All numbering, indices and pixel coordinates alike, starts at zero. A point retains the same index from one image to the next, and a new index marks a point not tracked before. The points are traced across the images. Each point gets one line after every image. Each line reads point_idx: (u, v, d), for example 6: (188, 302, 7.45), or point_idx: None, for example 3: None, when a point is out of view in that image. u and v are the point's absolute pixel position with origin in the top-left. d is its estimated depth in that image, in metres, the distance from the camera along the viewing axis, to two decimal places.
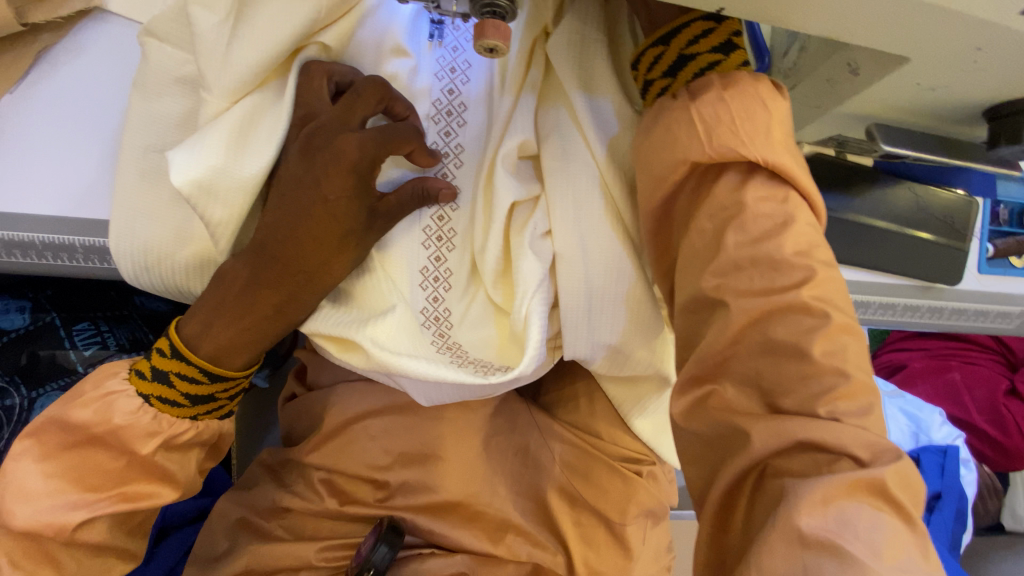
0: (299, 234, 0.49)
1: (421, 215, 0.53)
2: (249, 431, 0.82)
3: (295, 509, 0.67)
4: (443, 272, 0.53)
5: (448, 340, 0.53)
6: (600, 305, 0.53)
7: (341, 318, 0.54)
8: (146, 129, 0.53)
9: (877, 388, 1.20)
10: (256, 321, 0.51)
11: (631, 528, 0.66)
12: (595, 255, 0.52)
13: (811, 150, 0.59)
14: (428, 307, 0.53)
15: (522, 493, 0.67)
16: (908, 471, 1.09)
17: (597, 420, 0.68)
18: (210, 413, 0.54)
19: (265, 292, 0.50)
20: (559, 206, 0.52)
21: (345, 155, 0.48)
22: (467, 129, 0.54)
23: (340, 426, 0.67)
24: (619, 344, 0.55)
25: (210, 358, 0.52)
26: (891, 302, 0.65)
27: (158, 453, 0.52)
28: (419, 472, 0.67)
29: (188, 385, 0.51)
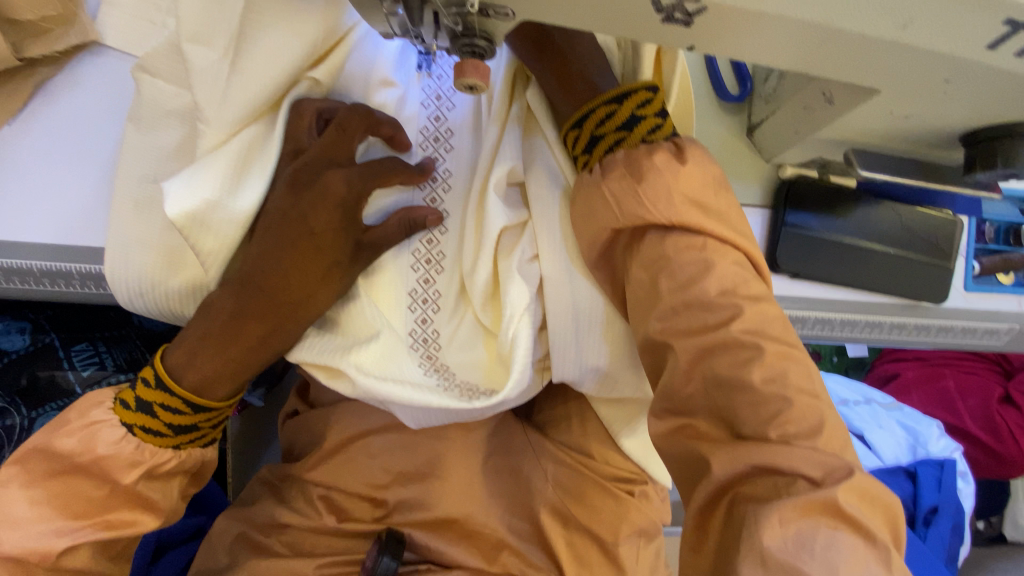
0: (290, 263, 0.50)
1: (410, 242, 0.54)
2: (245, 449, 0.83)
3: (295, 525, 0.68)
4: (431, 294, 0.54)
5: (436, 361, 0.54)
6: (587, 328, 0.54)
7: (329, 344, 0.54)
8: (141, 162, 0.54)
9: (874, 401, 1.20)
10: (241, 352, 0.52)
11: (624, 548, 0.66)
12: (582, 280, 0.53)
13: (792, 173, 0.60)
14: (417, 328, 0.54)
15: (515, 513, 0.68)
16: (905, 486, 1.08)
17: (589, 440, 0.68)
18: (193, 441, 0.55)
19: (251, 322, 0.51)
20: (545, 231, 0.54)
21: (332, 190, 0.50)
22: (454, 155, 0.56)
23: (339, 445, 0.68)
24: (607, 367, 0.55)
25: (193, 390, 0.53)
26: (878, 321, 0.65)
27: (140, 483, 0.53)
28: (415, 490, 0.67)
29: (172, 416, 0.52)
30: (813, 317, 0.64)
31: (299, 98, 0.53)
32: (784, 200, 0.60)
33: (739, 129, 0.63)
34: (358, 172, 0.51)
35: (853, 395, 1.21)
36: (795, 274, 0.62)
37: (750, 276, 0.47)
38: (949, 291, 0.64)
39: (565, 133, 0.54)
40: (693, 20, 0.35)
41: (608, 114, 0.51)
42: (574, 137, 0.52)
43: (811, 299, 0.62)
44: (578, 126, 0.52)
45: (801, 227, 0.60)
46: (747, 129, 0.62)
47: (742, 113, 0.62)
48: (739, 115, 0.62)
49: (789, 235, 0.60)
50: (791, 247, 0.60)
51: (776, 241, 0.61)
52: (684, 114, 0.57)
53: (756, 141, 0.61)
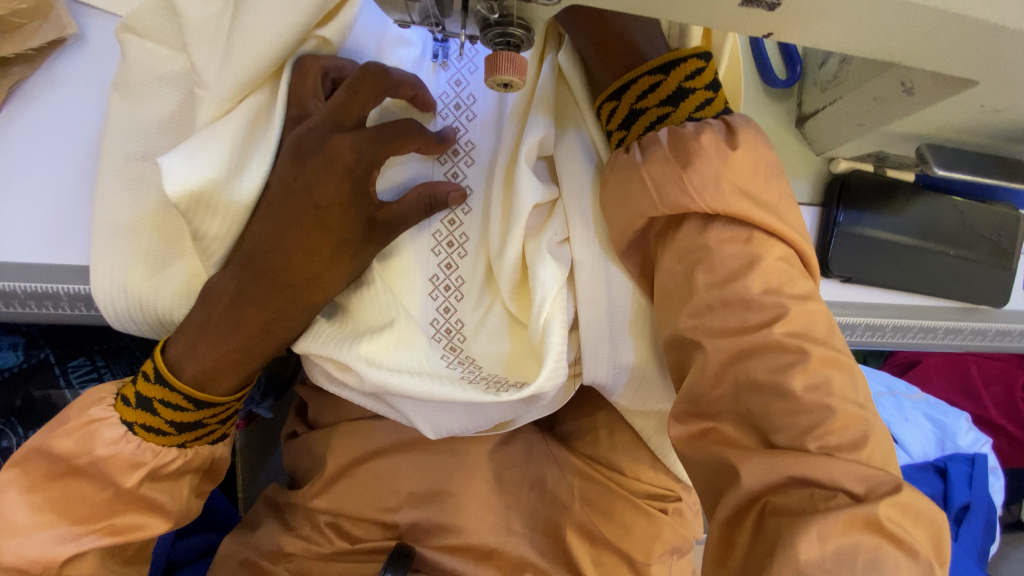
0: (293, 245, 0.43)
1: (430, 221, 0.49)
2: (256, 461, 0.80)
3: (300, 552, 0.66)
4: (454, 279, 0.49)
5: (460, 353, 0.49)
6: (619, 326, 0.49)
7: (337, 334, 0.47)
8: (132, 136, 0.47)
9: (900, 393, 1.14)
10: (245, 340, 0.44)
11: (656, 567, 0.63)
12: (616, 269, 0.49)
13: (846, 166, 0.56)
14: (439, 317, 0.49)
15: (539, 530, 0.65)
16: (935, 483, 1.06)
17: (617, 454, 0.65)
18: (200, 439, 0.46)
19: (254, 308, 0.44)
20: (578, 211, 0.48)
21: (337, 158, 0.42)
22: (477, 121, 0.50)
23: (344, 468, 0.66)
24: (642, 372, 0.51)
25: (195, 384, 0.44)
26: (932, 325, 0.60)
27: (144, 485, 0.44)
28: (434, 511, 0.64)
29: (173, 413, 0.44)
30: (862, 324, 0.59)
31: (301, 54, 0.44)
32: (835, 196, 0.56)
33: (787, 119, 0.57)
34: (370, 140, 0.42)
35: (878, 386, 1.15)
36: (845, 278, 0.57)
37: (797, 271, 0.42)
38: (1009, 294, 0.59)
39: (599, 104, 0.48)
40: (779, 5, 0.29)
41: (652, 85, 0.44)
42: (611, 109, 0.47)
43: (858, 303, 0.58)
44: (616, 97, 0.46)
45: (854, 227, 0.55)
46: (796, 119, 0.57)
47: (790, 100, 0.57)
48: (786, 102, 0.57)
49: (843, 237, 0.55)
50: (844, 251, 0.55)
51: (827, 242, 0.56)
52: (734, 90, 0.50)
53: (806, 131, 0.56)
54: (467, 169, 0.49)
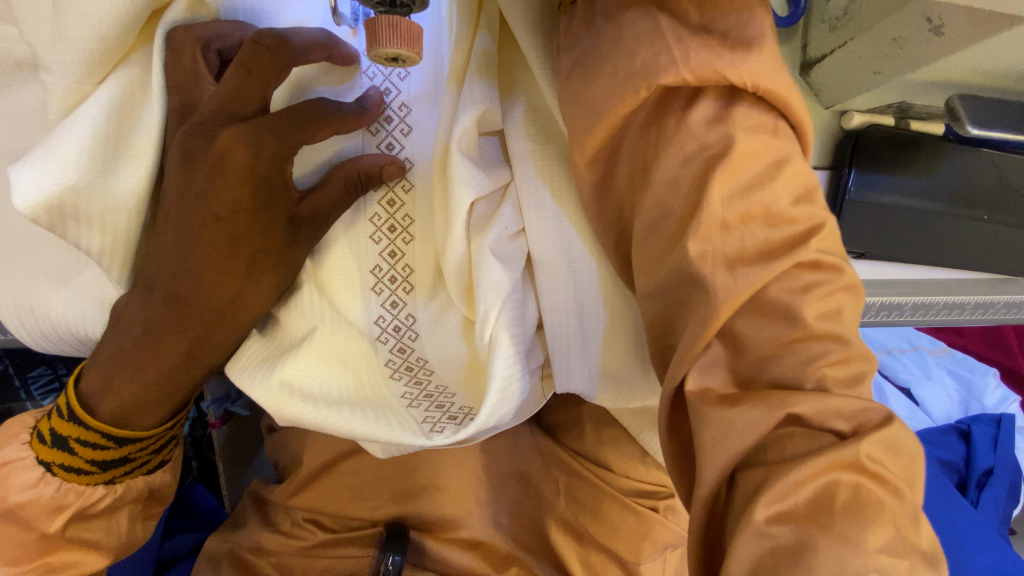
0: (201, 268, 0.37)
1: (366, 201, 0.41)
2: (238, 462, 0.78)
3: (279, 549, 0.64)
4: (400, 271, 0.42)
5: (410, 356, 0.43)
6: (594, 325, 0.42)
7: (261, 352, 0.42)
8: (9, 134, 0.42)
9: (922, 348, 1.11)
10: (165, 370, 0.39)
11: (647, 566, 0.60)
12: (585, 255, 0.40)
13: (862, 121, 0.47)
14: (384, 315, 0.42)
15: (524, 525, 0.62)
16: (957, 447, 0.98)
17: (605, 449, 0.60)
18: (132, 471, 0.43)
19: (165, 335, 0.38)
20: (534, 197, 0.40)
21: (227, 160, 0.36)
22: (410, 78, 0.42)
23: (321, 468, 0.64)
24: (623, 371, 0.44)
25: (114, 420, 0.41)
26: (959, 301, 0.54)
27: (72, 526, 0.41)
28: (415, 506, 0.62)
29: (93, 451, 0.41)
30: (878, 305, 0.53)
31: (169, 30, 0.37)
32: (849, 155, 0.48)
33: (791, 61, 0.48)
34: (271, 127, 0.36)
35: (899, 343, 1.12)
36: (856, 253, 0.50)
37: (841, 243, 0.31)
38: None
39: None
40: None
41: None
42: None
43: (873, 281, 0.51)
44: None
45: (870, 192, 0.47)
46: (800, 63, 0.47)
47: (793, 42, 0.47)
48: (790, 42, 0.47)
49: (855, 205, 0.48)
50: (853, 221, 0.48)
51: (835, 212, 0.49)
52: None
53: (812, 81, 0.46)
54: (406, 142, 0.42)
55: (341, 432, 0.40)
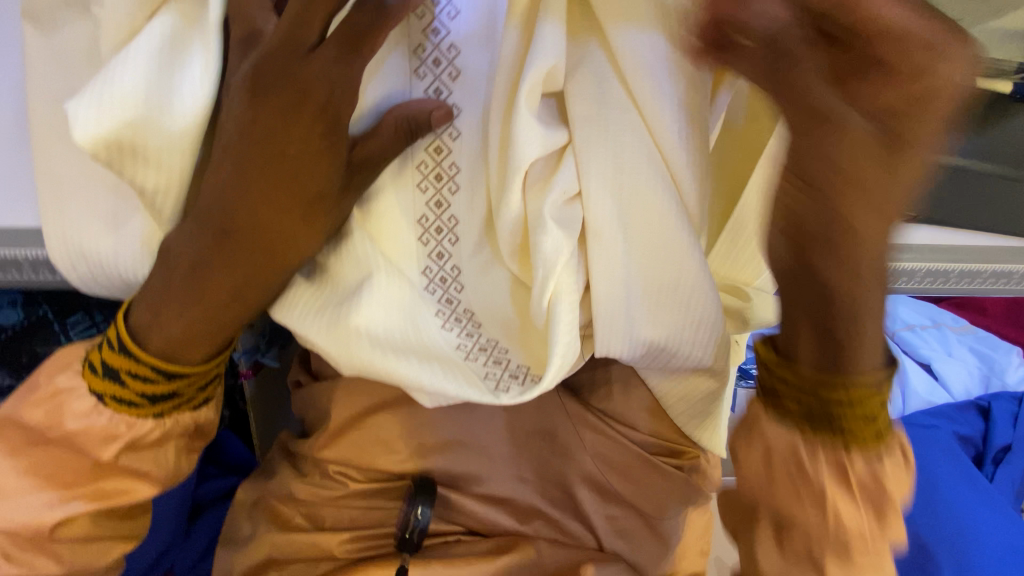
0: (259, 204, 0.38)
1: (413, 150, 0.40)
2: (269, 412, 0.79)
3: (312, 500, 0.65)
4: (446, 221, 0.41)
5: (457, 308, 0.42)
6: (642, 291, 0.42)
7: (312, 302, 0.42)
8: (55, 74, 0.41)
9: (944, 325, 1.10)
10: (209, 305, 0.40)
11: (669, 521, 0.62)
12: (638, 217, 0.40)
13: None
14: (432, 265, 0.42)
15: (549, 481, 0.63)
16: (976, 423, 0.99)
17: (633, 409, 0.61)
18: (180, 407, 0.44)
19: (216, 272, 0.39)
20: (592, 150, 0.38)
21: (305, 102, 0.37)
22: (460, 18, 0.40)
23: (348, 420, 0.64)
24: (662, 336, 0.44)
25: (162, 354, 0.41)
26: (1009, 271, 0.53)
27: (123, 456, 0.43)
28: (445, 459, 0.63)
29: (142, 384, 0.41)
30: (923, 270, 0.52)
31: None
32: None
33: None
34: (336, 59, 0.36)
35: (921, 318, 1.11)
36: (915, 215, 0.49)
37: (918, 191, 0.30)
38: None
39: None
40: None
41: None
42: None
43: (921, 246, 0.50)
44: None
45: None
46: None
47: None
48: None
49: None
50: None
51: None
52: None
53: None
54: (456, 89, 0.40)
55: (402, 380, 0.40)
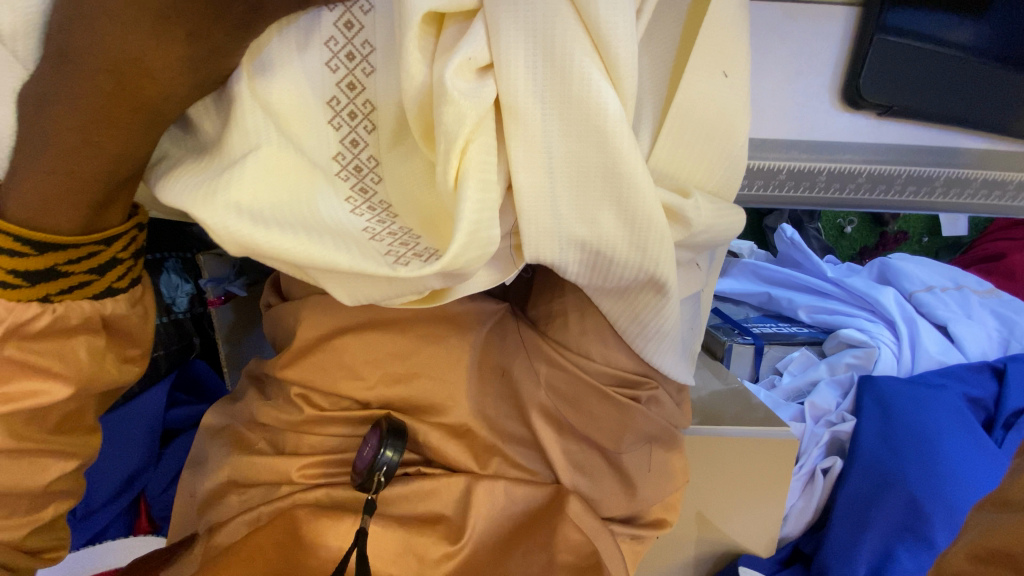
0: (111, 34, 0.32)
1: (319, 21, 0.39)
2: (238, 345, 0.80)
3: (275, 424, 0.63)
4: (361, 105, 0.40)
5: (371, 198, 0.40)
6: (568, 187, 0.39)
7: (196, 177, 0.37)
8: None
9: (966, 288, 1.07)
10: (65, 156, 0.36)
11: (627, 457, 0.59)
12: (562, 101, 0.36)
13: None
14: (344, 151, 0.40)
15: (507, 413, 0.60)
16: (989, 385, 0.91)
17: (588, 340, 0.58)
18: (71, 292, 0.40)
19: (68, 112, 0.35)
20: (505, 20, 0.34)
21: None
22: None
23: (308, 344, 0.61)
24: (596, 239, 0.40)
25: (25, 223, 0.37)
26: (857, 172, 0.61)
27: (13, 346, 0.39)
28: (400, 389, 0.59)
29: (13, 260, 0.37)
30: (783, 172, 0.61)
31: None
32: None
33: None
34: None
35: (943, 281, 1.09)
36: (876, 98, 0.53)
37: None
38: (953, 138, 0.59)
39: None
40: None
41: None
42: None
43: (791, 146, 0.60)
44: None
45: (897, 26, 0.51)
46: None
47: None
48: None
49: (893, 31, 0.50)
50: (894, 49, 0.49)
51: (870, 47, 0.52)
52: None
53: None
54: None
55: (300, 262, 0.36)
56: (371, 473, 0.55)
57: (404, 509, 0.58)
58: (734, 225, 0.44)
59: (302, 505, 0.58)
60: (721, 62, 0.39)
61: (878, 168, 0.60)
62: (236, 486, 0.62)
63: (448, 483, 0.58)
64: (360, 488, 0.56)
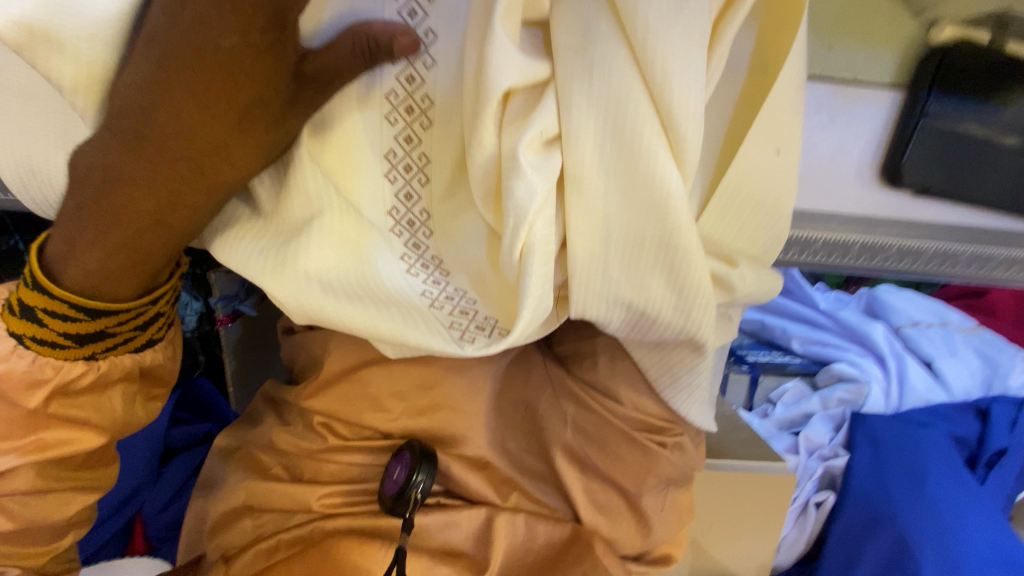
0: (183, 119, 0.34)
1: (380, 76, 0.38)
2: (247, 364, 0.78)
3: (293, 451, 0.62)
4: (416, 158, 0.40)
5: (425, 254, 0.41)
6: (626, 257, 0.39)
7: (260, 246, 0.40)
8: None
9: (951, 324, 1.12)
10: (126, 233, 0.38)
11: (648, 500, 0.60)
12: (628, 178, 0.36)
13: (950, 36, 0.55)
14: (398, 206, 0.40)
15: (529, 450, 0.61)
16: (972, 424, 0.96)
17: (617, 382, 0.58)
18: (116, 348, 0.43)
19: (139, 192, 0.37)
20: (577, 97, 0.35)
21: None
22: None
23: (334, 375, 0.61)
24: (646, 307, 0.40)
25: (81, 290, 0.40)
26: (888, 244, 0.62)
27: (55, 403, 0.43)
28: (425, 422, 0.59)
29: (65, 324, 0.40)
30: (820, 242, 0.62)
31: None
32: (932, 75, 0.56)
33: None
34: None
35: (929, 317, 1.13)
36: (921, 187, 0.59)
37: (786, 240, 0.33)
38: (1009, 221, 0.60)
39: None
40: None
41: None
42: None
43: (828, 216, 0.61)
44: None
45: (941, 115, 0.56)
46: None
47: None
48: None
49: (929, 125, 0.56)
50: (927, 141, 0.57)
51: (909, 131, 0.57)
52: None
53: None
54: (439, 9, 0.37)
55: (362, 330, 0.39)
56: (403, 497, 0.55)
57: (423, 540, 0.57)
58: (770, 290, 0.45)
59: (323, 539, 0.57)
60: (775, 139, 0.40)
61: (910, 242, 0.62)
62: (252, 510, 0.61)
63: (468, 518, 0.58)
64: (394, 513, 0.56)
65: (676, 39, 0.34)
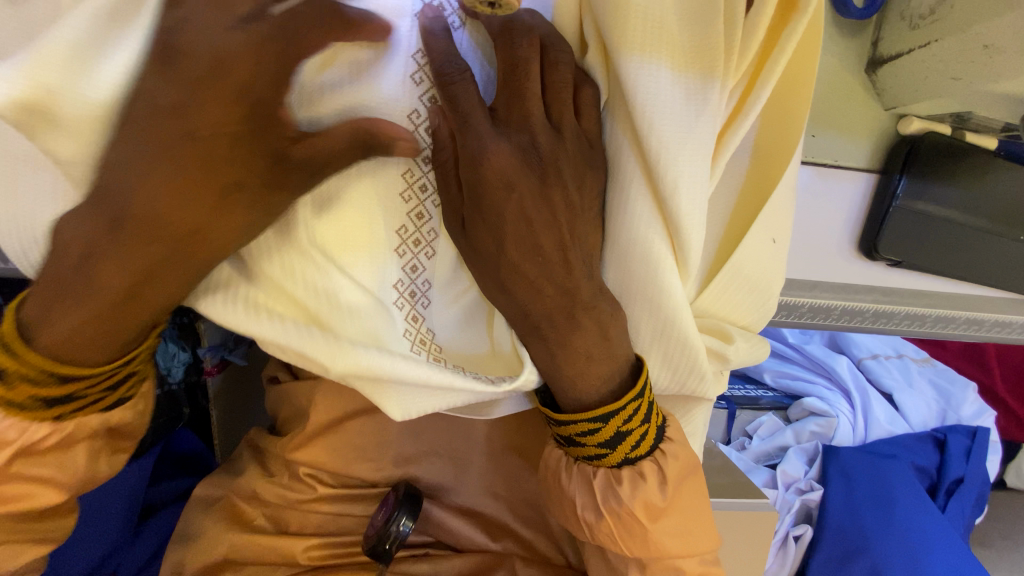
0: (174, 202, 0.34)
1: (390, 164, 0.39)
2: (232, 410, 0.79)
3: (277, 501, 0.61)
4: (425, 233, 0.41)
5: (424, 325, 0.42)
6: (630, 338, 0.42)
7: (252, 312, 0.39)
8: None
9: (906, 356, 1.19)
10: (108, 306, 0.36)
11: None
12: (636, 272, 0.40)
13: (919, 128, 0.53)
14: (404, 279, 0.41)
15: (519, 496, 0.62)
16: (931, 454, 1.02)
17: None
18: (83, 410, 0.40)
19: (112, 263, 0.35)
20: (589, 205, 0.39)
21: (234, 65, 0.32)
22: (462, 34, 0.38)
23: (326, 426, 0.60)
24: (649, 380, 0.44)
25: (52, 357, 0.37)
26: (883, 312, 0.63)
27: (19, 461, 0.40)
28: (419, 471, 0.61)
29: (33, 388, 0.38)
30: (806, 305, 0.61)
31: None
32: (900, 165, 0.55)
33: (854, 60, 0.54)
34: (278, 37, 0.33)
35: (885, 350, 1.21)
36: (893, 261, 0.59)
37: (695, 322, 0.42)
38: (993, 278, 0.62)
39: None
40: None
41: None
42: None
43: (816, 280, 0.60)
44: None
45: (913, 202, 0.55)
46: (865, 64, 0.53)
47: (864, 37, 0.53)
48: (859, 39, 0.53)
49: (900, 211, 0.55)
50: (898, 225, 0.56)
51: (882, 219, 0.56)
52: (786, 104, 0.41)
53: (878, 80, 0.53)
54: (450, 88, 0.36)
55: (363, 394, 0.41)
56: (383, 537, 0.53)
57: None
58: (760, 356, 0.48)
59: None
60: (772, 231, 0.43)
61: (889, 307, 0.64)
62: (233, 566, 0.59)
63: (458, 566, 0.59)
64: (373, 554, 0.54)
65: (682, 155, 0.37)
